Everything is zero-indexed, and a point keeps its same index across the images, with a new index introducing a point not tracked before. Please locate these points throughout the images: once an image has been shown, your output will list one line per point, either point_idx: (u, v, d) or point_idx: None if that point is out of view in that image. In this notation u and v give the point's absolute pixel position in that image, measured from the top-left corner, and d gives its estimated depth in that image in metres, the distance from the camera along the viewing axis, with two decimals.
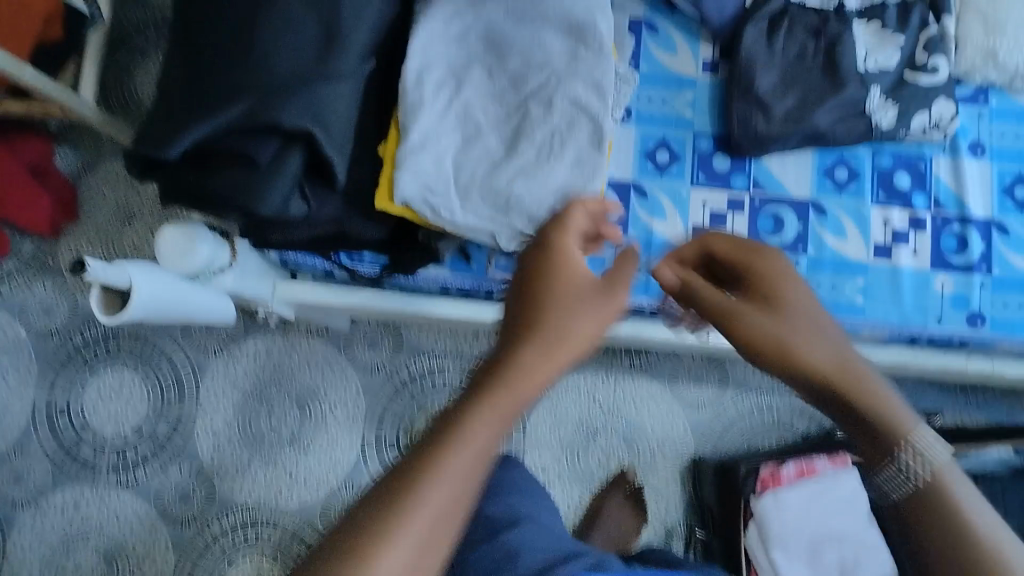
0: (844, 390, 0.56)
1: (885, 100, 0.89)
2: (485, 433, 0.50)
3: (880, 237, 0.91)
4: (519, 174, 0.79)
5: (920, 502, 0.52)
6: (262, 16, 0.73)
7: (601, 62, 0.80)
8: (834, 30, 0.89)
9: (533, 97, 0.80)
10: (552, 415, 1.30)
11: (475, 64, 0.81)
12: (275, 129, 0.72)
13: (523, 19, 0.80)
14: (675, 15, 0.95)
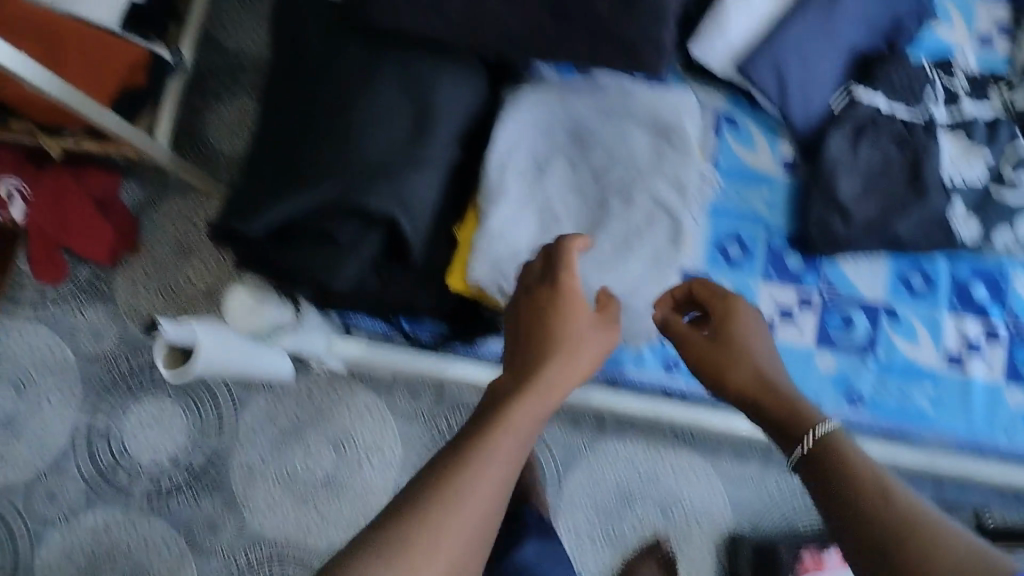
0: (768, 401, 0.64)
1: (968, 214, 0.89)
2: (517, 438, 0.56)
3: (954, 346, 0.91)
4: (593, 269, 0.79)
5: (828, 475, 0.56)
6: (359, 99, 0.75)
7: (685, 162, 0.81)
8: (920, 141, 0.91)
9: (614, 194, 0.81)
10: (588, 480, 1.16)
11: (563, 156, 0.82)
12: (360, 213, 0.73)
13: (612, 115, 0.82)
14: (757, 112, 0.98)
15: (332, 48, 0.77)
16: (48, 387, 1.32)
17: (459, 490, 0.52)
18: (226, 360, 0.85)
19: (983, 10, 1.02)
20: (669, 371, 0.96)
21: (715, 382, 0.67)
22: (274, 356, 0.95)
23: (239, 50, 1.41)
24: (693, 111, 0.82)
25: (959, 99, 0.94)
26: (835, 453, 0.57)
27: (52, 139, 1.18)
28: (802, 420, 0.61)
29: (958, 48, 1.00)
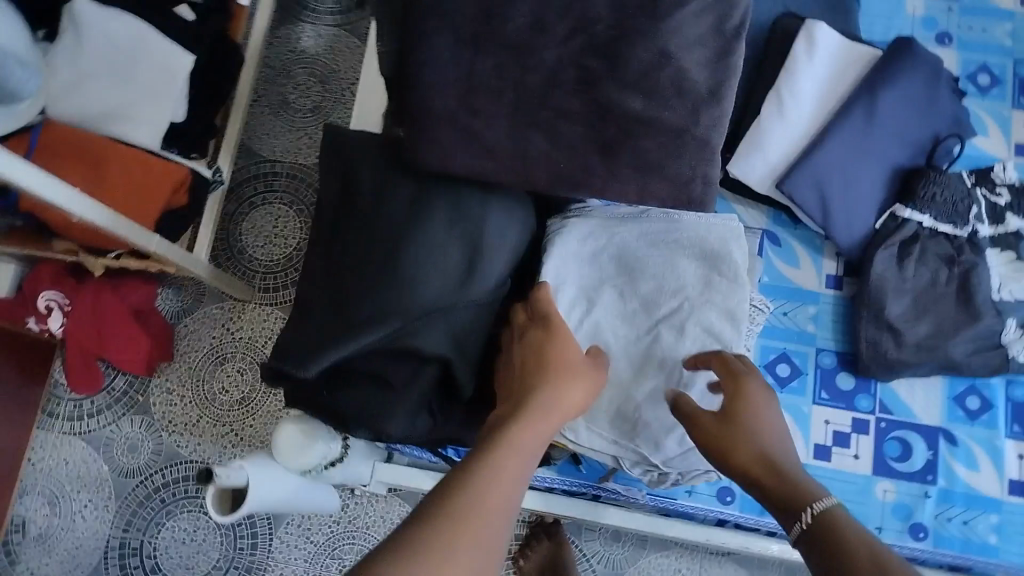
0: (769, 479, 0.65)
1: (1022, 334, 0.89)
2: (526, 451, 0.61)
3: (1015, 474, 0.89)
4: (645, 402, 0.79)
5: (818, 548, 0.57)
6: (409, 241, 0.74)
7: (736, 289, 0.79)
8: (968, 260, 0.90)
9: (666, 325, 0.79)
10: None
11: (610, 287, 0.80)
12: (414, 355, 0.73)
13: (660, 245, 0.80)
14: (799, 228, 0.97)
15: (381, 185, 0.77)
16: (83, 502, 1.34)
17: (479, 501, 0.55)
18: (273, 497, 0.84)
19: (1018, 120, 1.01)
20: (723, 501, 0.94)
21: (721, 462, 0.68)
22: (315, 494, 0.95)
23: (270, 153, 1.44)
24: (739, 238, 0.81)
25: (1005, 217, 0.92)
26: (829, 525, 0.59)
27: (98, 257, 1.18)
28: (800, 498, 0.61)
29: (997, 156, 0.99)
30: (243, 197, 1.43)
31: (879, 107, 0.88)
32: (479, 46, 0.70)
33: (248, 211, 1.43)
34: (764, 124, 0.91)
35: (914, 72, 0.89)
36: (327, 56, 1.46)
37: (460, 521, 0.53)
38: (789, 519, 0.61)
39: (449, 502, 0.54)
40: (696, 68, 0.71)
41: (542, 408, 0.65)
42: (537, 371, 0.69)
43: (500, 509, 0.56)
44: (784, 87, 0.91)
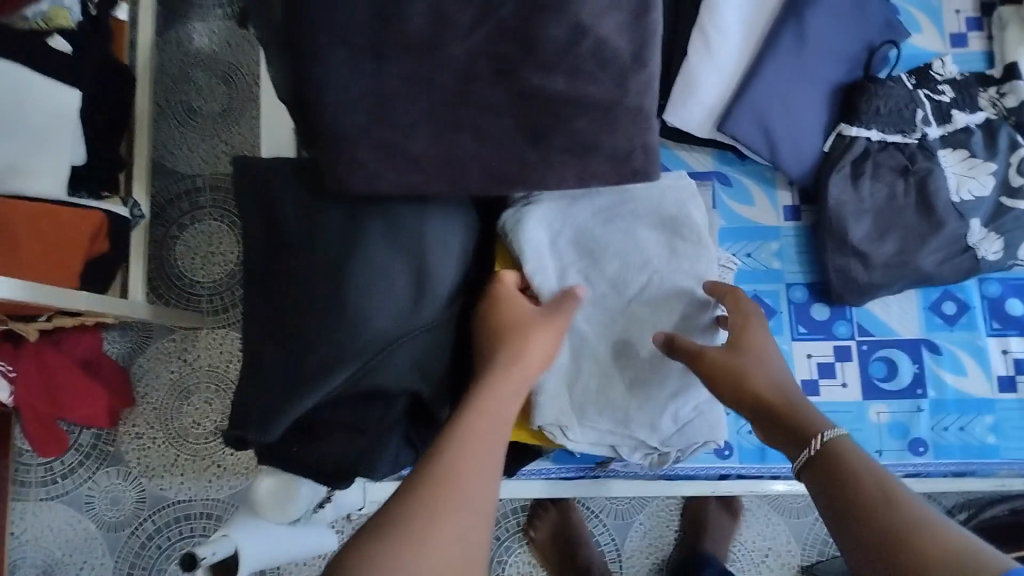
0: (776, 418, 0.65)
1: (987, 232, 0.87)
2: (499, 410, 0.62)
3: (1001, 370, 0.90)
4: (631, 385, 0.76)
5: (826, 483, 0.58)
6: (349, 273, 0.69)
7: (697, 251, 0.77)
8: (923, 166, 0.87)
9: (640, 299, 0.76)
10: (644, 541, 1.26)
11: (575, 273, 0.76)
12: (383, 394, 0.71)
13: (617, 219, 0.76)
14: (746, 164, 0.94)
15: (307, 216, 0.72)
16: (79, 565, 1.29)
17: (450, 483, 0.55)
18: (269, 555, 0.84)
19: (949, 9, 0.97)
20: (722, 457, 0.94)
21: (730, 388, 0.68)
22: (314, 536, 0.94)
23: (187, 168, 1.34)
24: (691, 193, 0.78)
25: (952, 113, 0.89)
26: (836, 456, 0.59)
27: (29, 323, 1.11)
28: (807, 431, 0.62)
29: (935, 53, 0.96)
30: (165, 219, 1.33)
31: (809, 28, 0.83)
32: (380, 51, 0.64)
33: (177, 232, 1.33)
34: (694, 67, 0.85)
35: None
36: (227, 56, 1.35)
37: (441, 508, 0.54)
38: (793, 450, 0.62)
39: (427, 486, 0.55)
40: (615, 34, 0.66)
41: (500, 372, 0.65)
42: (501, 339, 0.69)
43: (481, 475, 0.57)
44: (708, 24, 0.84)
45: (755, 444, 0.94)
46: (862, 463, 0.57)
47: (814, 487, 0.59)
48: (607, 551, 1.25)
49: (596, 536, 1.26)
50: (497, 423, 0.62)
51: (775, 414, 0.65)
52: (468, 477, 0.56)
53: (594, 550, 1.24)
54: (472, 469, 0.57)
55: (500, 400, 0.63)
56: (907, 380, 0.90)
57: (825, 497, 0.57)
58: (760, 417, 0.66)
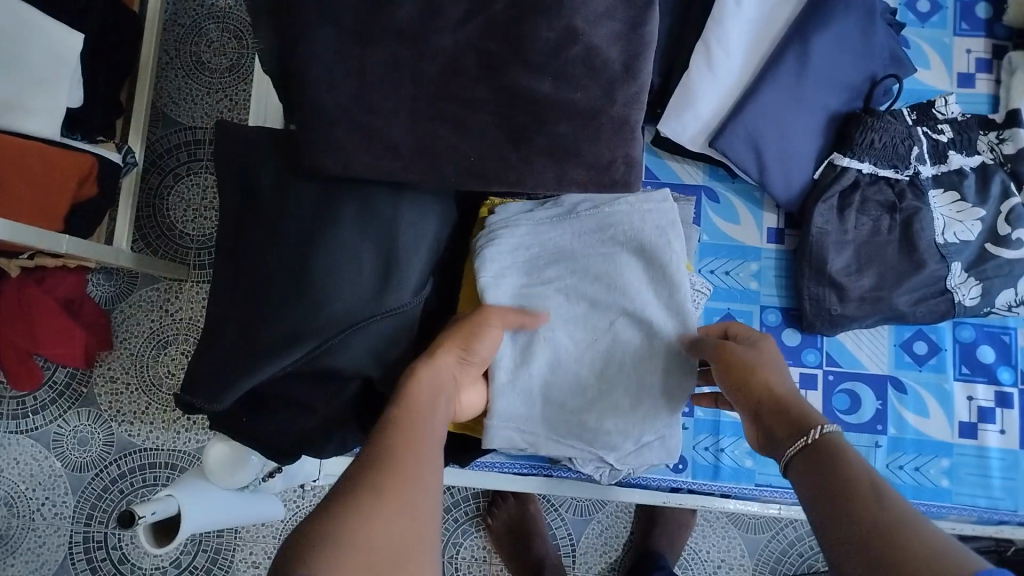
0: (777, 414, 0.59)
1: (965, 278, 0.86)
2: (426, 398, 0.62)
3: (964, 416, 0.90)
4: (598, 406, 0.76)
5: (814, 474, 0.52)
6: (319, 258, 0.70)
7: (675, 276, 0.75)
8: (910, 204, 0.86)
9: (620, 323, 0.76)
10: (600, 539, 1.27)
11: (558, 286, 0.76)
12: (338, 373, 0.72)
13: (597, 239, 0.76)
14: (736, 181, 0.94)
15: (282, 193, 0.73)
16: (41, 501, 1.30)
17: (409, 455, 0.56)
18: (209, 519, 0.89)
19: (960, 47, 0.96)
20: (676, 470, 0.95)
21: (742, 384, 0.64)
22: (254, 506, 0.97)
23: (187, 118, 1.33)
24: (672, 223, 0.75)
25: (948, 155, 0.87)
26: (838, 451, 0.53)
27: (11, 259, 1.10)
28: (807, 420, 0.57)
29: (937, 90, 0.95)
30: (161, 167, 1.32)
31: (813, 53, 0.82)
32: (368, 38, 0.64)
33: (170, 181, 1.33)
34: (692, 80, 0.85)
35: (849, 8, 0.83)
36: (240, 11, 1.33)
37: (375, 489, 0.52)
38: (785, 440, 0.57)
39: (363, 472, 0.53)
40: (608, 42, 0.65)
41: (432, 359, 0.66)
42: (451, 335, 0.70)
43: (415, 454, 0.56)
44: (712, 37, 0.83)
45: (708, 461, 0.95)
46: (863, 459, 0.52)
47: (804, 477, 0.53)
48: (562, 546, 1.27)
49: (553, 529, 1.27)
50: (433, 410, 0.62)
51: (781, 411, 0.59)
52: (418, 456, 0.56)
53: (549, 543, 1.25)
54: (428, 451, 0.57)
55: (425, 381, 0.64)
56: (869, 417, 0.90)
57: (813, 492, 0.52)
58: (761, 411, 0.61)
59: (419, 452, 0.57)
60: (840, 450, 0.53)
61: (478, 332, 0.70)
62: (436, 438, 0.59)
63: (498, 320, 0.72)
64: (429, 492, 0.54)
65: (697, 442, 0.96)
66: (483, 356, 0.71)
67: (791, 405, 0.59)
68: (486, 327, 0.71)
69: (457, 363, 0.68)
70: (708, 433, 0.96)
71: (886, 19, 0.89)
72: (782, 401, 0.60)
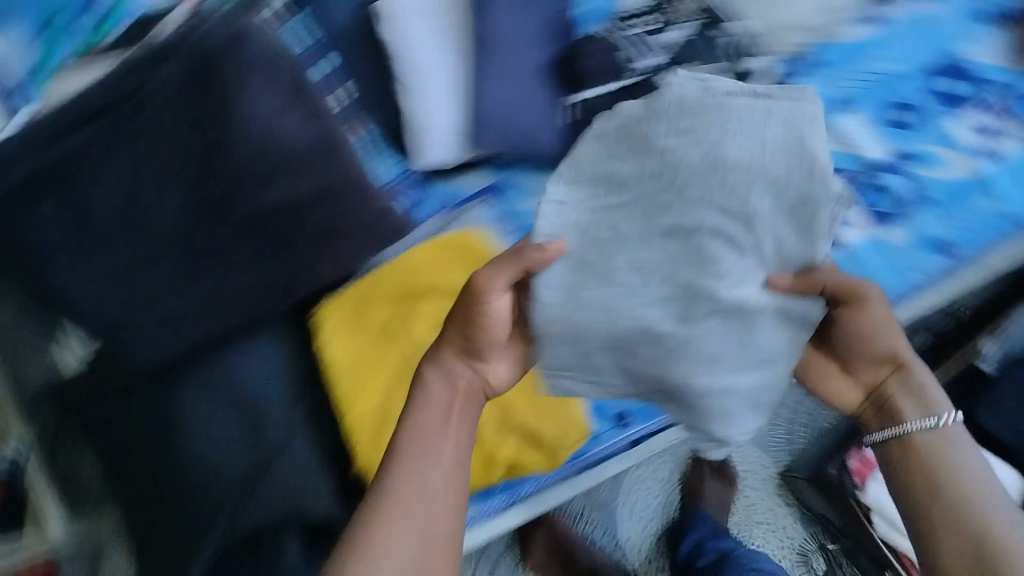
0: (904, 391, 0.65)
1: None
2: (437, 398, 0.67)
3: None
4: (676, 356, 0.61)
5: (907, 476, 0.62)
6: (188, 453, 0.75)
7: (810, 198, 0.58)
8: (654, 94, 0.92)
9: (710, 244, 0.58)
10: (636, 518, 1.28)
11: (633, 194, 0.60)
12: (256, 535, 0.72)
13: (705, 114, 0.59)
14: (518, 165, 0.98)
15: (137, 413, 0.78)
16: None
17: (396, 494, 0.61)
18: None
19: None
20: (622, 425, 0.93)
21: (856, 342, 0.65)
22: None
23: None
24: (803, 129, 0.59)
25: (658, 39, 0.96)
26: (927, 447, 0.62)
27: None
28: (927, 398, 0.64)
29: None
30: None
31: (486, 30, 0.90)
32: (108, 235, 0.73)
33: None
34: (413, 108, 0.92)
35: None
36: None
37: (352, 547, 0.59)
38: (908, 411, 0.64)
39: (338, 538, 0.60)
40: (295, 129, 0.77)
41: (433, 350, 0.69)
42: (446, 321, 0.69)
43: (410, 478, 0.62)
44: (403, 68, 0.91)
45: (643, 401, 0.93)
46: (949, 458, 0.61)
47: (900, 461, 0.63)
48: (606, 543, 1.26)
49: (595, 535, 1.26)
50: (449, 409, 0.67)
51: (897, 373, 0.66)
52: (413, 472, 0.62)
53: (592, 547, 1.24)
54: (427, 479, 0.62)
55: (434, 380, 0.68)
56: None
57: (903, 486, 0.62)
58: (885, 386, 0.66)
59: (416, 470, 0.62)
60: (942, 442, 0.62)
61: (483, 306, 0.63)
62: (448, 452, 0.64)
63: (490, 280, 0.62)
64: (402, 529, 0.59)
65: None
66: (494, 336, 0.66)
67: (911, 372, 0.65)
68: (484, 288, 0.63)
69: (460, 350, 0.68)
70: None
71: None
72: (901, 366, 0.66)
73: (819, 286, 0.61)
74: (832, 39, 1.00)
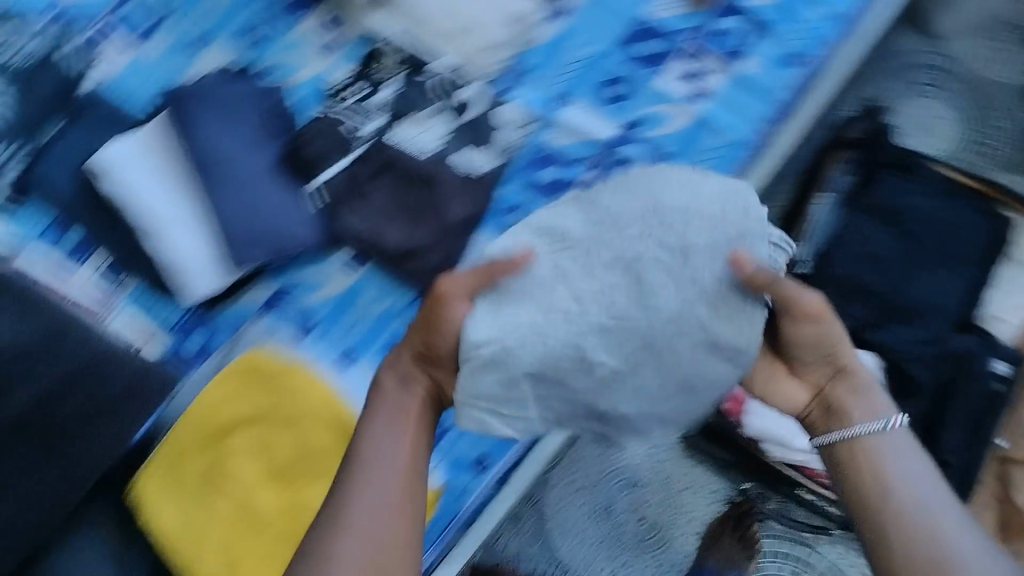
0: (852, 395, 0.72)
1: (479, 150, 0.99)
2: (406, 404, 0.70)
3: None
4: (611, 386, 0.66)
5: (854, 479, 0.68)
6: None
7: (745, 242, 0.67)
8: (385, 154, 0.98)
9: (648, 272, 0.65)
10: (572, 540, 1.24)
11: (583, 235, 0.70)
12: None
13: (644, 180, 0.72)
14: (298, 259, 0.99)
15: None
16: None
17: (370, 475, 0.66)
18: None
19: (303, 31, 1.08)
20: (483, 470, 0.93)
21: (796, 346, 0.72)
22: None
23: None
24: (743, 199, 0.69)
25: (373, 101, 1.02)
26: (869, 457, 0.68)
27: None
28: (877, 410, 0.71)
29: (324, 70, 1.06)
30: None
31: (207, 157, 0.95)
32: None
33: None
34: (165, 251, 0.95)
35: (202, 110, 0.96)
36: None
37: (330, 533, 0.63)
38: (860, 419, 0.70)
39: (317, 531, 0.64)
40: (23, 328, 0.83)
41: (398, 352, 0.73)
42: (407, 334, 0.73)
43: (379, 462, 0.66)
44: (143, 219, 0.95)
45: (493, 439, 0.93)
46: (893, 465, 0.67)
47: (843, 466, 0.70)
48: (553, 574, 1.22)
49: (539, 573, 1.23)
50: (406, 411, 0.70)
51: (839, 377, 0.73)
52: (381, 457, 0.66)
53: None
54: (393, 463, 0.66)
55: (390, 380, 0.72)
56: None
57: (850, 489, 0.68)
58: (829, 389, 0.74)
59: (385, 463, 0.66)
60: (883, 443, 0.69)
61: (444, 310, 0.69)
62: (415, 440, 0.68)
63: (455, 289, 0.69)
64: (370, 512, 0.64)
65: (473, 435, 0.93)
66: (439, 347, 0.69)
67: (850, 376, 0.73)
68: (446, 290, 0.69)
69: (419, 354, 0.71)
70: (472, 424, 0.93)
71: (226, 75, 1.00)
72: (840, 370, 0.73)
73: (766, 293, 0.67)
74: (529, 42, 1.03)
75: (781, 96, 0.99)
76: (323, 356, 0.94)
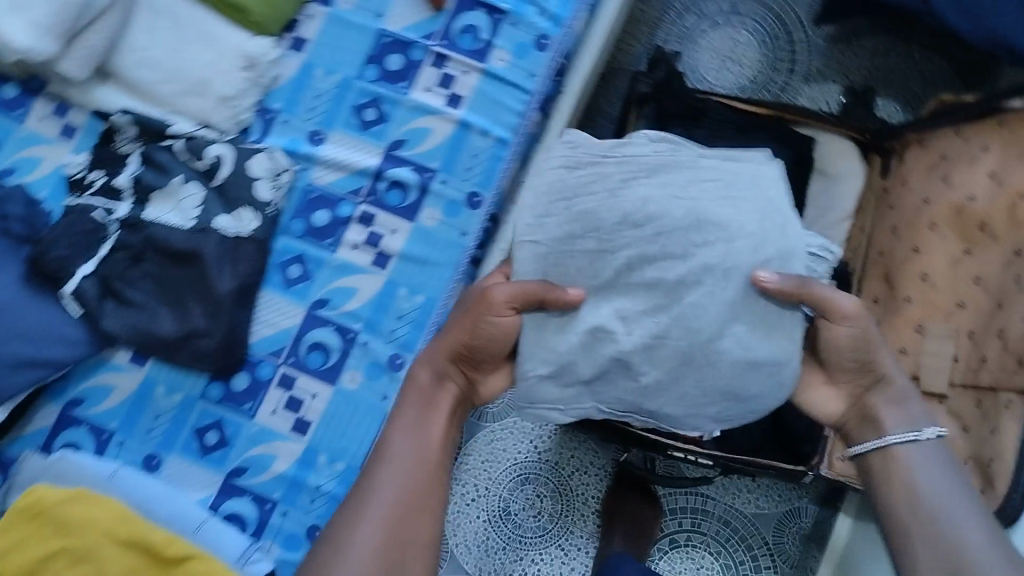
0: (890, 403, 0.68)
1: (236, 213, 0.94)
2: (440, 403, 0.71)
3: (368, 259, 0.95)
4: (655, 395, 0.64)
5: (885, 485, 0.66)
6: None
7: (784, 256, 0.63)
8: (138, 241, 0.92)
9: (689, 302, 0.62)
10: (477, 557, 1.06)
11: (615, 248, 0.63)
12: None
13: (676, 166, 0.65)
14: (77, 370, 0.93)
15: None
16: None
17: (397, 460, 0.67)
18: None
19: (32, 123, 0.98)
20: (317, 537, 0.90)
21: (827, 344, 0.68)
22: None
23: None
24: (777, 199, 0.65)
25: (117, 186, 0.95)
26: (902, 466, 0.66)
27: None
28: (918, 418, 0.67)
29: (63, 162, 0.97)
30: None
31: None
32: None
33: None
34: None
35: None
36: None
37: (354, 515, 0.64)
38: (898, 426, 0.67)
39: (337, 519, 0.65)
40: None
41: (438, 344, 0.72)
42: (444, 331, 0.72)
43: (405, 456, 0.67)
44: None
45: (324, 503, 0.90)
46: (926, 472, 0.64)
47: (876, 474, 0.67)
48: None
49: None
50: (433, 401, 0.71)
51: (873, 384, 0.69)
52: (407, 448, 0.68)
53: None
54: (412, 455, 0.68)
55: (424, 372, 0.72)
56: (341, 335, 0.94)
57: (878, 498, 0.66)
58: (864, 397, 0.70)
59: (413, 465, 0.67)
60: (918, 454, 0.65)
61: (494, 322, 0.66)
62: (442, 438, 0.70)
63: (503, 296, 0.65)
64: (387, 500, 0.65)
65: (302, 505, 0.91)
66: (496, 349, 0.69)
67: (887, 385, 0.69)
68: (492, 300, 0.65)
69: (455, 357, 0.71)
70: (298, 492, 0.91)
71: None
72: (881, 380, 0.69)
73: (797, 301, 0.63)
74: (269, 84, 0.99)
75: (533, 87, 0.96)
76: (127, 466, 0.91)
